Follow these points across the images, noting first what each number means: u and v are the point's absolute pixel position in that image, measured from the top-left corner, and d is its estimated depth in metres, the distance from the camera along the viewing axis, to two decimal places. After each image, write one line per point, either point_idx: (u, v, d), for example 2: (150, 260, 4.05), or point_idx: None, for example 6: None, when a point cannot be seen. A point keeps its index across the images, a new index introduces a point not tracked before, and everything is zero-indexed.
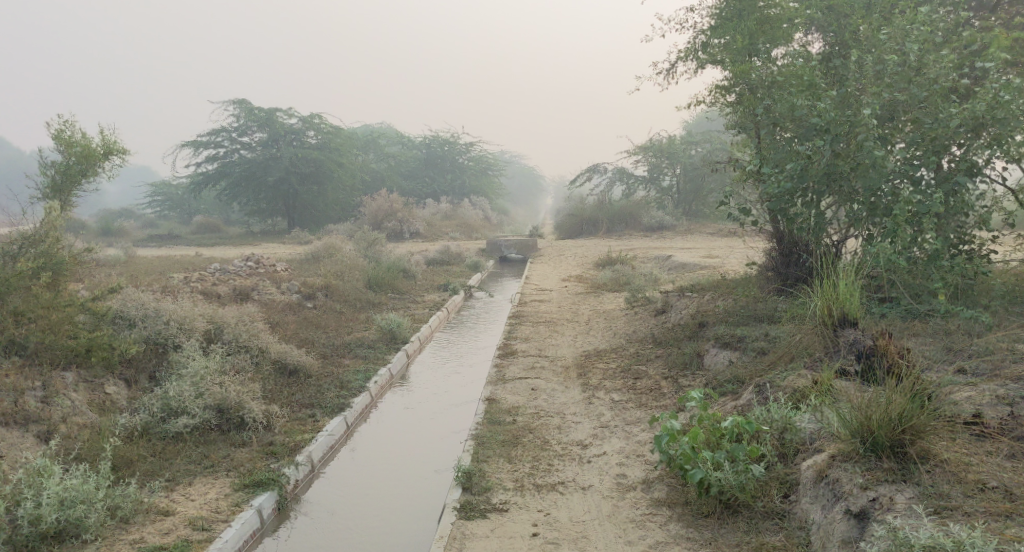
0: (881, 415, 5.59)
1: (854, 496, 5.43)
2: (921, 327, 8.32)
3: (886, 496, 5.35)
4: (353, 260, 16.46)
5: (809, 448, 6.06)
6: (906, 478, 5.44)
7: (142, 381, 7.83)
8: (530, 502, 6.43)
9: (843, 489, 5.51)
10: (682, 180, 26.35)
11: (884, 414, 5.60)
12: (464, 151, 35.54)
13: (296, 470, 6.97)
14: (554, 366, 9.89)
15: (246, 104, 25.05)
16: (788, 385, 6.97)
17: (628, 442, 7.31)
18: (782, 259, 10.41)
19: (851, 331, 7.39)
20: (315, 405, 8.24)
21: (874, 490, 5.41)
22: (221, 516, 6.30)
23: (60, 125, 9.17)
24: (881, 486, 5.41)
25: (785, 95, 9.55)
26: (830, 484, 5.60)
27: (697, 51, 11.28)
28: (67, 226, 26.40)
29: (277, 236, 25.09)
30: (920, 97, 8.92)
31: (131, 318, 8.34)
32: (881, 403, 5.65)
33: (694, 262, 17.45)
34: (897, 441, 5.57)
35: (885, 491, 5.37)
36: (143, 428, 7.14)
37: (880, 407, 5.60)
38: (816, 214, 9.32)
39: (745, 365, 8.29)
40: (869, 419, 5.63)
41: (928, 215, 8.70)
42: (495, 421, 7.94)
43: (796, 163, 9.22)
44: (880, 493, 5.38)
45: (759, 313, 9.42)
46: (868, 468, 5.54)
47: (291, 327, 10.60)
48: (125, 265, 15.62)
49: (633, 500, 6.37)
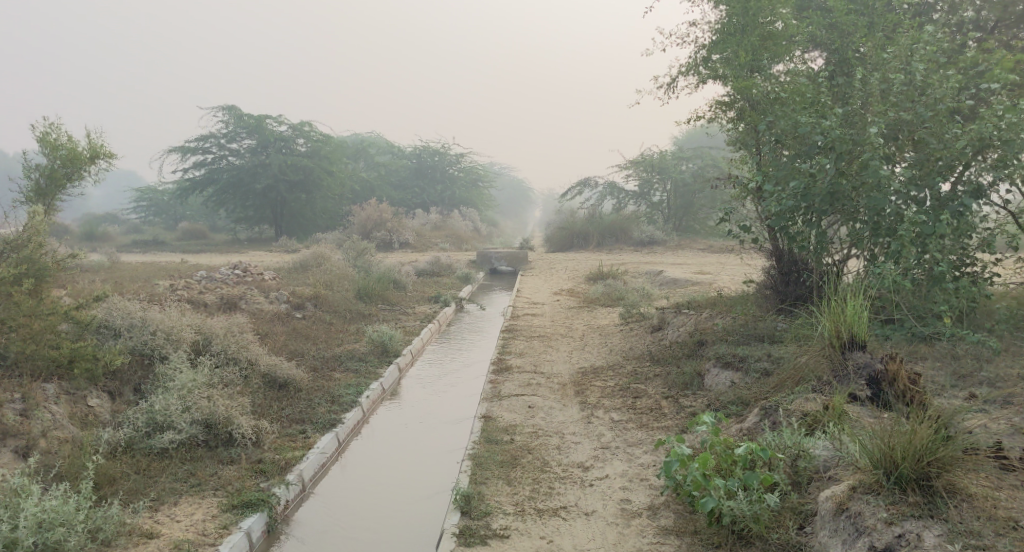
0: (905, 446, 5.39)
1: (879, 532, 5.24)
2: (928, 350, 8.06)
3: (912, 532, 5.17)
4: (342, 270, 16.20)
5: (823, 476, 5.87)
6: (933, 513, 5.25)
7: (126, 394, 7.54)
8: (531, 528, 6.18)
9: (866, 523, 5.30)
10: (671, 196, 26.14)
11: (908, 445, 5.39)
12: (455, 162, 35.31)
13: (287, 490, 6.69)
14: (551, 383, 9.64)
15: (236, 110, 24.79)
16: (797, 409, 6.75)
17: (631, 465, 7.08)
18: (781, 277, 10.17)
19: (859, 354, 7.13)
20: (305, 421, 7.97)
21: (900, 525, 5.21)
22: (208, 540, 6.01)
23: (45, 127, 8.93)
24: (907, 522, 5.22)
25: (788, 111, 9.33)
26: (852, 517, 5.38)
27: (698, 66, 11.10)
28: (50, 230, 26.05)
29: (264, 244, 24.79)
30: (925, 117, 8.68)
31: (116, 327, 8.06)
32: (903, 433, 5.46)
33: (686, 278, 17.22)
34: (922, 474, 5.37)
35: (912, 527, 5.19)
36: (127, 443, 6.86)
37: (903, 436, 5.41)
38: (818, 234, 9.09)
39: (748, 387, 8.07)
40: (892, 449, 5.43)
41: (934, 236, 8.41)
42: (493, 440, 7.69)
43: (799, 181, 9.00)
44: (907, 530, 5.19)
45: (760, 332, 9.21)
46: (892, 501, 5.33)
47: (280, 338, 10.33)
48: (109, 270, 15.33)
49: (639, 527, 6.13)
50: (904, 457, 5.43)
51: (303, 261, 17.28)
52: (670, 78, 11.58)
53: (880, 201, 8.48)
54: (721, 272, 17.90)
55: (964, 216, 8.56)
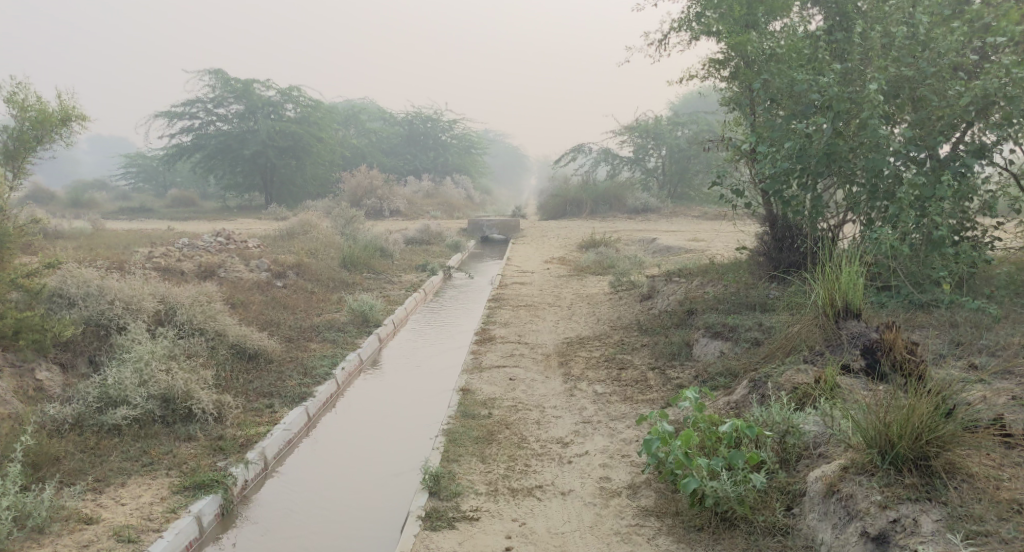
0: (902, 423, 5.01)
1: (872, 517, 4.88)
2: (925, 317, 7.63)
3: (908, 517, 4.80)
4: (328, 239, 15.77)
5: (813, 454, 5.49)
6: (931, 495, 4.87)
7: (80, 366, 7.15)
8: (504, 510, 5.81)
9: (858, 507, 4.95)
10: (666, 162, 25.66)
11: (906, 422, 5.01)
12: (448, 128, 34.79)
13: (245, 469, 6.32)
14: (534, 354, 9.27)
15: (223, 74, 24.24)
16: (787, 382, 6.37)
17: (613, 440, 6.71)
18: (775, 243, 9.76)
19: (854, 323, 6.73)
20: (274, 394, 7.59)
21: (895, 510, 4.85)
22: (152, 525, 5.64)
23: (13, 86, 8.45)
24: (903, 506, 4.85)
25: (785, 69, 8.90)
26: (843, 500, 5.02)
27: (691, 22, 10.59)
28: (34, 196, 25.62)
29: (252, 212, 24.31)
30: (928, 73, 8.21)
31: (71, 296, 7.62)
32: (901, 409, 5.07)
33: (680, 245, 16.83)
34: (919, 454, 4.99)
35: (908, 511, 4.82)
36: (76, 419, 6.50)
37: (900, 413, 5.02)
38: (813, 198, 8.67)
39: (738, 358, 7.70)
40: (888, 427, 5.04)
41: (935, 199, 8.07)
42: (469, 414, 7.31)
43: (794, 142, 8.54)
44: (902, 515, 4.82)
45: (752, 301, 8.87)
46: (887, 483, 4.97)
47: (254, 308, 9.93)
48: (86, 236, 14.88)
49: (618, 508, 5.76)
50: (900, 435, 5.05)
51: (291, 228, 16.83)
52: (662, 35, 11.09)
53: (878, 161, 8.07)
54: (715, 239, 17.49)
55: (966, 178, 8.24)
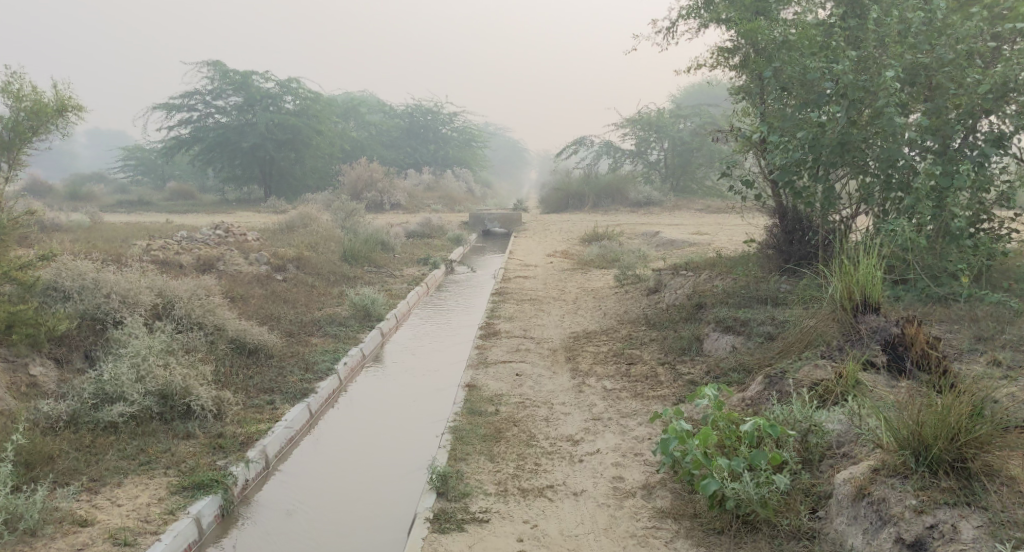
0: (937, 424, 4.79)
1: (908, 522, 4.66)
2: (944, 311, 7.43)
3: (947, 523, 4.59)
4: (328, 232, 15.54)
5: (837, 454, 5.30)
6: (970, 500, 4.65)
7: (76, 361, 6.95)
8: (514, 511, 5.60)
9: (891, 512, 4.73)
10: (668, 155, 25.39)
11: (942, 423, 4.80)
12: (448, 121, 34.55)
13: (246, 468, 6.12)
14: (541, 349, 9.06)
15: (222, 65, 24.00)
16: (806, 378, 6.17)
17: (624, 438, 6.51)
18: (784, 236, 9.58)
19: (874, 318, 6.50)
20: (275, 390, 7.38)
21: (932, 515, 4.64)
22: (150, 527, 5.44)
23: (6, 74, 8.06)
24: (941, 511, 4.64)
25: (797, 56, 8.67)
26: (875, 505, 4.81)
27: (700, 9, 10.38)
28: (31, 189, 25.33)
29: (251, 205, 24.07)
30: (945, 59, 8.00)
31: (66, 289, 7.41)
32: (935, 409, 4.86)
33: (684, 239, 16.61)
34: (956, 456, 4.78)
35: (946, 517, 4.61)
36: (70, 416, 6.30)
37: (936, 413, 4.81)
38: (825, 189, 8.48)
39: (752, 353, 7.49)
40: (922, 428, 4.83)
41: (952, 190, 7.87)
42: (476, 411, 7.10)
43: (807, 131, 8.32)
44: (940, 520, 4.61)
45: (763, 295, 8.67)
46: (922, 487, 4.75)
47: (254, 301, 9.72)
48: (83, 230, 14.63)
49: (633, 510, 5.56)
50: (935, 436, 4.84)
51: (290, 221, 16.60)
52: (669, 23, 10.90)
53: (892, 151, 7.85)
54: (719, 232, 17.30)
55: (984, 167, 8.00)
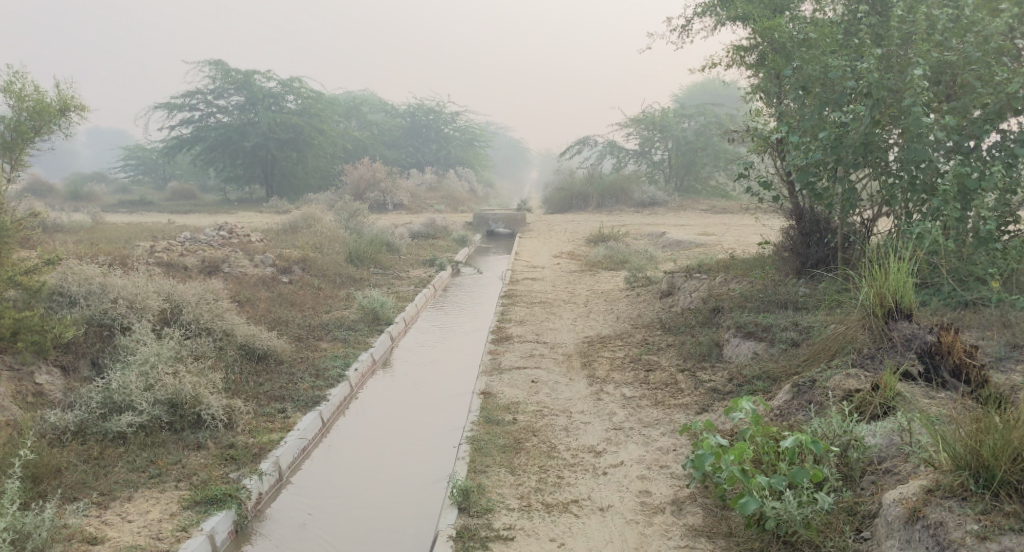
0: (1001, 442, 4.60)
1: (970, 548, 4.45)
2: (974, 317, 7.21)
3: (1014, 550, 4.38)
4: (333, 233, 15.32)
5: (879, 470, 5.13)
6: None
7: (83, 369, 6.75)
8: (539, 528, 5.41)
9: (950, 537, 4.52)
10: (672, 154, 25.03)
11: (1005, 443, 4.60)
12: (450, 120, 34.31)
13: (259, 480, 5.93)
14: (555, 354, 8.85)
15: (223, 64, 23.78)
16: (837, 388, 5.95)
17: (648, 449, 6.30)
18: (801, 238, 9.34)
19: (905, 324, 6.23)
20: (286, 398, 7.17)
21: (995, 542, 4.43)
22: (162, 545, 5.26)
23: (8, 74, 7.85)
24: (1007, 537, 4.43)
25: (817, 55, 8.42)
26: (930, 529, 4.59)
27: (716, 7, 10.16)
28: (31, 189, 25.10)
29: (253, 205, 23.83)
30: (972, 57, 7.78)
31: (73, 294, 7.20)
32: (995, 427, 4.67)
33: (692, 239, 16.38)
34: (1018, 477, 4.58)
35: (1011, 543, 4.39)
36: (78, 427, 6.10)
37: (999, 432, 4.62)
38: (847, 190, 8.21)
39: (775, 361, 7.27)
40: (982, 447, 4.64)
41: (980, 191, 7.63)
42: (493, 420, 6.89)
43: (829, 132, 8.07)
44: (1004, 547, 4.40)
45: (782, 299, 8.41)
46: (982, 511, 4.54)
47: (261, 305, 9.50)
48: (84, 231, 14.40)
49: (663, 527, 5.38)
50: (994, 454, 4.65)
51: (294, 222, 16.36)
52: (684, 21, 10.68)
53: (919, 151, 7.62)
54: (727, 234, 17.06)
55: (1013, 168, 7.76)
